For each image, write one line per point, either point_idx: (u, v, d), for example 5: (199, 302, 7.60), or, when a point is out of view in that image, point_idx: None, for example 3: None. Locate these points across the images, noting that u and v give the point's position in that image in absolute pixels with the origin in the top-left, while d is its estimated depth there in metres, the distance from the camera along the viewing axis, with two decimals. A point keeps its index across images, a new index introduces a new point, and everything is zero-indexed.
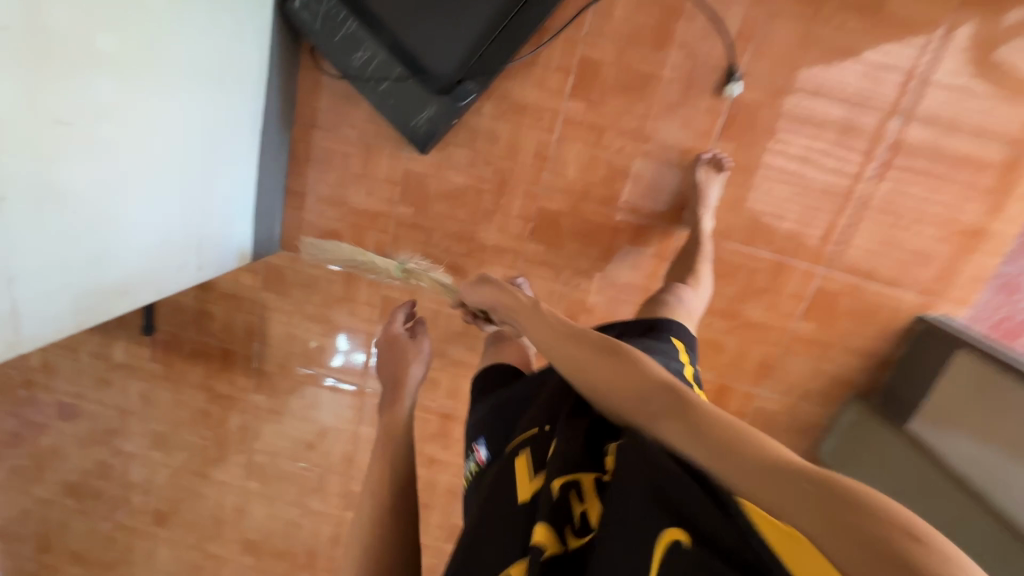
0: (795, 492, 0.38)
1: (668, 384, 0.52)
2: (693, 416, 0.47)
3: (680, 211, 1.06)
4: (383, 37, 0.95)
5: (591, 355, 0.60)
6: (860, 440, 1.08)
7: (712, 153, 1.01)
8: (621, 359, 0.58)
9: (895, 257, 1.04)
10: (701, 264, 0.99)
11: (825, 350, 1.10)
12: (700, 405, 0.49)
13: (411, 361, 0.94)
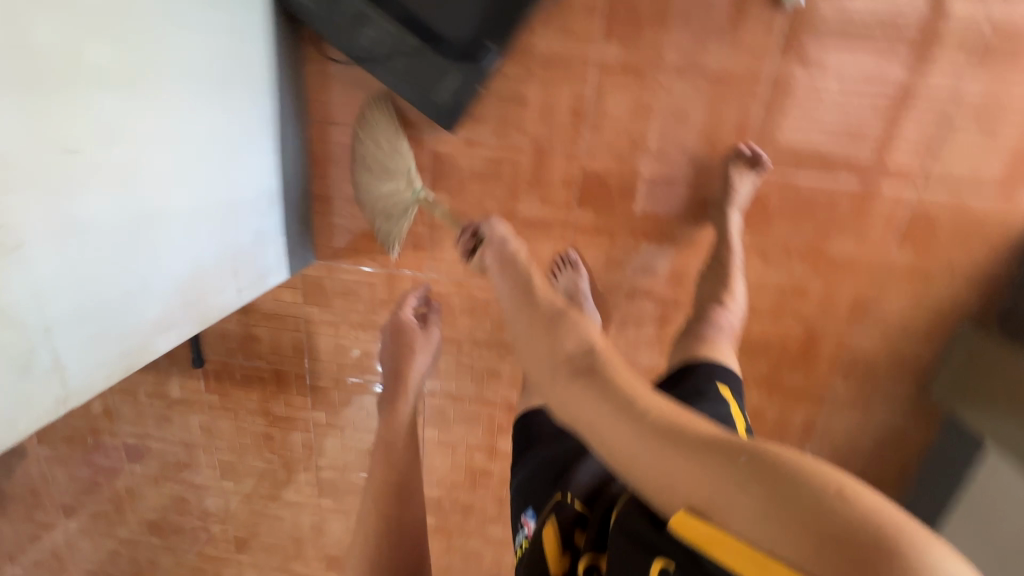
0: (732, 489, 0.43)
1: (610, 386, 0.55)
2: (639, 421, 0.51)
3: (706, 210, 1.00)
4: (390, 9, 0.86)
5: (563, 358, 0.61)
6: (981, 371, 0.97)
7: (751, 149, 0.93)
8: (585, 361, 0.59)
9: (1004, 159, 0.90)
10: (734, 279, 0.96)
11: (925, 277, 0.98)
12: (643, 403, 0.53)
13: (417, 352, 1.06)
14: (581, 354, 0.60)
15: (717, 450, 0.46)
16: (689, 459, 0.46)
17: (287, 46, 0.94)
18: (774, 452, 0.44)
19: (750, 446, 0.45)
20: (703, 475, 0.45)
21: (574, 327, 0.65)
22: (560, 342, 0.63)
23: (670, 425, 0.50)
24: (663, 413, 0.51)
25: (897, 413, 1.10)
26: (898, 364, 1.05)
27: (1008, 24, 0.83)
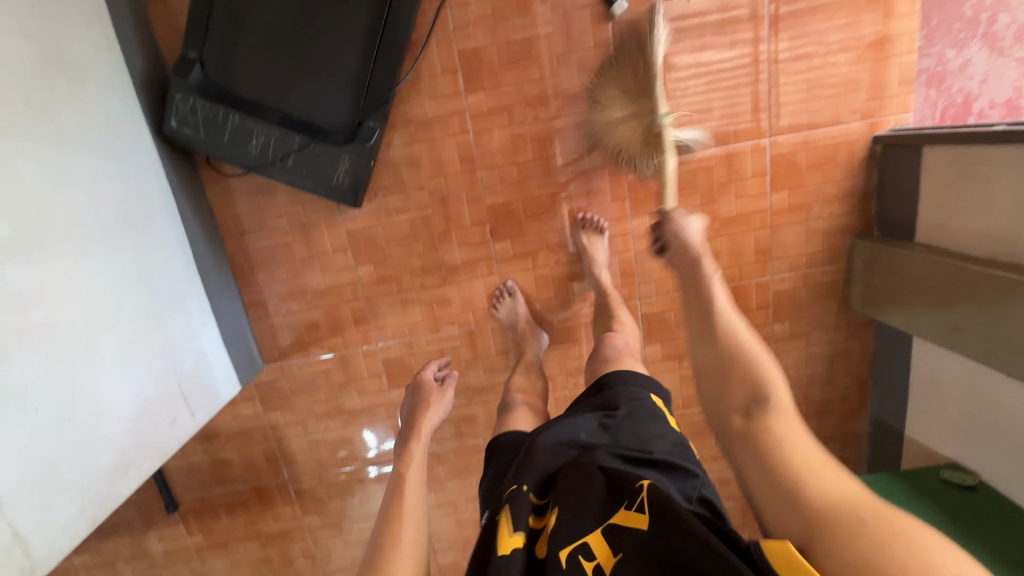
0: (841, 544, 0.46)
1: (763, 432, 0.60)
2: (776, 461, 0.57)
3: (580, 271, 1.12)
4: (269, 117, 0.94)
5: (722, 404, 0.66)
6: (880, 274, 1.06)
7: (589, 217, 1.08)
8: (751, 408, 0.63)
9: (826, 97, 1.05)
10: (619, 311, 1.04)
11: (806, 210, 1.11)
12: (790, 449, 0.57)
13: (429, 409, 1.00)
14: (741, 401, 0.64)
15: (843, 506, 0.49)
16: (814, 506, 0.51)
17: (183, 174, 0.99)
18: (905, 525, 0.45)
19: (881, 513, 0.47)
20: (821, 521, 0.49)
21: (741, 368, 0.67)
22: (726, 386, 0.67)
23: (807, 476, 0.54)
24: (806, 460, 0.56)
25: (832, 333, 1.19)
26: (815, 291, 1.16)
27: None
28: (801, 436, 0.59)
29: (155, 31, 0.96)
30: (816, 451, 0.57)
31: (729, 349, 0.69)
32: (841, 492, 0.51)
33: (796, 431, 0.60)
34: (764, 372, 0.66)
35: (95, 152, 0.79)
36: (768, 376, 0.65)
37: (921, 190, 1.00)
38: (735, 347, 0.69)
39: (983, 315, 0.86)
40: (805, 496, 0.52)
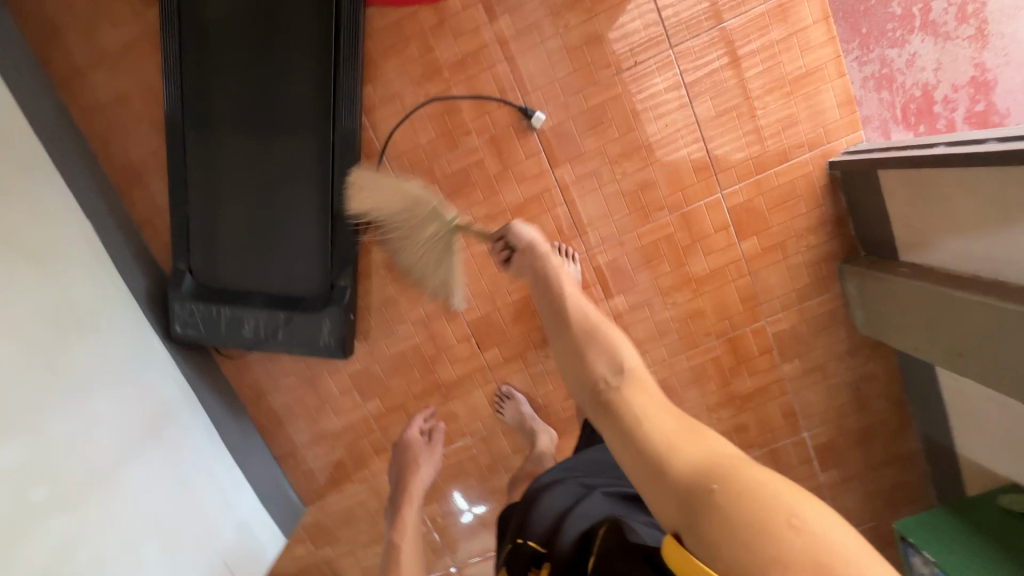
0: (703, 512, 0.48)
1: (620, 413, 0.65)
2: (644, 447, 0.59)
3: None
4: (254, 302, 1.04)
5: (590, 376, 0.73)
6: (874, 299, 1.02)
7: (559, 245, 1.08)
8: (605, 383, 0.70)
9: (767, 140, 1.04)
10: None
11: (780, 250, 1.09)
12: (646, 426, 0.61)
13: (419, 468, 1.12)
14: (605, 372, 0.72)
15: (701, 474, 0.51)
16: (679, 485, 0.52)
17: (196, 364, 1.11)
18: (747, 477, 0.48)
19: (727, 468, 0.50)
20: (688, 496, 0.50)
21: (595, 338, 0.77)
22: (585, 357, 0.75)
23: (668, 453, 0.57)
24: (666, 438, 0.59)
25: (849, 360, 1.14)
26: (816, 323, 1.12)
27: (693, 63, 1.02)
28: (649, 401, 0.65)
29: (151, 249, 1.11)
30: (675, 423, 0.61)
31: (579, 326, 0.80)
32: (696, 458, 0.54)
33: (653, 408, 0.64)
34: (608, 340, 0.76)
35: (117, 383, 0.92)
36: (616, 345, 0.75)
37: (889, 212, 0.96)
38: (584, 329, 0.79)
39: (984, 337, 0.79)
40: (671, 472, 0.54)
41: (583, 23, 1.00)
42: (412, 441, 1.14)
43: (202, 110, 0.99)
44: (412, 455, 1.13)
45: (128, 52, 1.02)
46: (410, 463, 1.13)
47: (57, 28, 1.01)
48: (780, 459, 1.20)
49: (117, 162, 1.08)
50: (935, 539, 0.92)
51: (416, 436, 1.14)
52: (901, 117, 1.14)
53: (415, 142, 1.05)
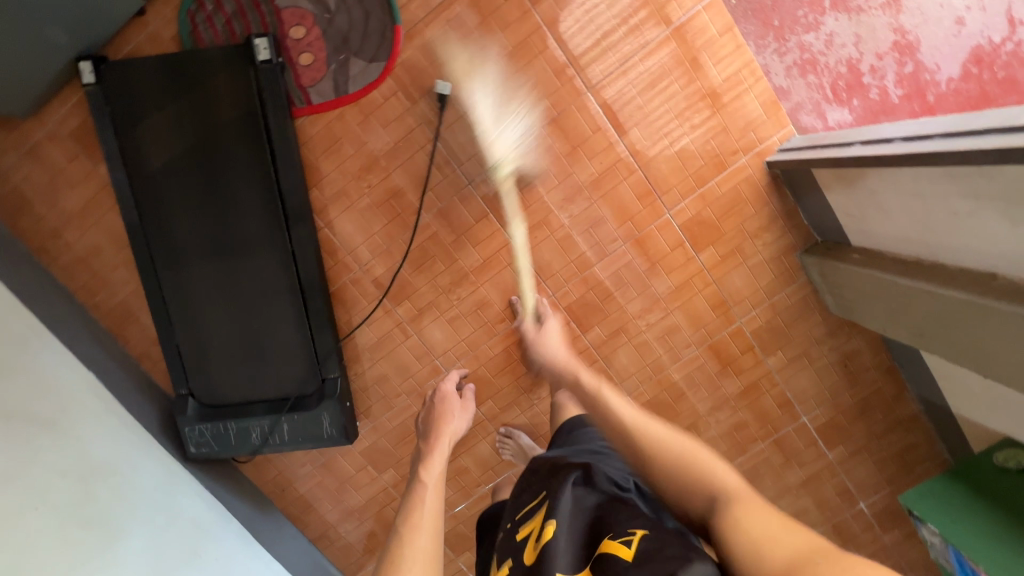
0: None
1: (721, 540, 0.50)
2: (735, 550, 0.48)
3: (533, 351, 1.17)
4: (256, 409, 1.11)
5: (689, 509, 0.56)
6: (836, 285, 1.04)
7: (526, 295, 1.13)
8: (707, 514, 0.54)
9: (701, 155, 1.07)
10: None
11: (738, 253, 1.11)
12: (746, 538, 0.48)
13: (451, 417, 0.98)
14: (702, 502, 0.55)
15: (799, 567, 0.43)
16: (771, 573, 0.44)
17: (218, 475, 1.18)
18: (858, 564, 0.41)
19: (837, 558, 0.42)
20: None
21: (695, 473, 0.56)
22: (682, 486, 0.57)
23: (767, 546, 0.46)
24: (764, 537, 0.47)
25: (831, 341, 1.16)
26: (790, 313, 1.15)
27: (614, 98, 1.05)
28: (755, 511, 0.50)
29: (154, 379, 1.18)
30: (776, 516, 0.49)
31: (665, 456, 0.59)
32: (797, 545, 0.45)
33: (749, 504, 0.51)
34: (702, 466, 0.57)
35: (146, 511, 1.01)
36: (707, 469, 0.56)
37: (830, 203, 0.98)
38: (673, 458, 0.59)
39: (934, 317, 0.81)
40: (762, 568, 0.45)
41: (500, 86, 1.03)
42: (446, 393, 1.06)
43: (167, 248, 1.04)
44: (449, 406, 1.03)
45: (90, 209, 1.09)
46: (439, 415, 1.00)
47: (22, 202, 1.08)
48: (787, 447, 1.23)
49: (104, 308, 1.14)
50: (945, 505, 0.97)
51: (450, 388, 1.07)
52: (832, 97, 1.15)
53: (369, 230, 1.10)
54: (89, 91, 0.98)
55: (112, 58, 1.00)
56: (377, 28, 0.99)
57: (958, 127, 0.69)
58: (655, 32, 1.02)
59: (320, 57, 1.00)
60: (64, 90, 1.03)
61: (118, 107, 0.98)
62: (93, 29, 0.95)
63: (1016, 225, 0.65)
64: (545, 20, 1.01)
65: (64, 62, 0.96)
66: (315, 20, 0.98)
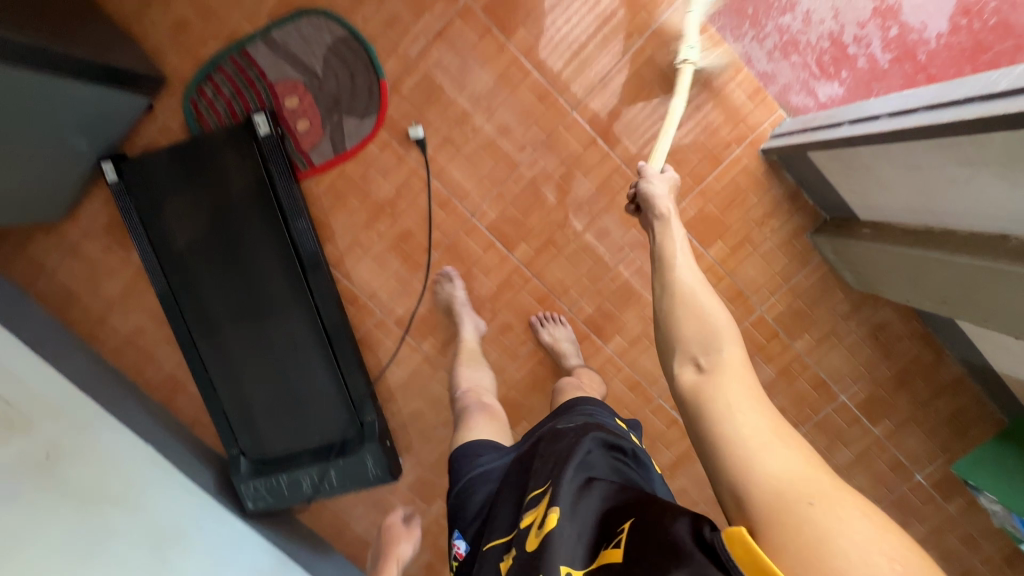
0: (783, 516, 0.43)
1: (704, 398, 0.56)
2: (725, 432, 0.51)
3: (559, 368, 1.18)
4: (303, 460, 1.15)
5: (674, 366, 0.63)
6: (851, 258, 1.03)
7: (543, 314, 1.15)
8: (697, 362, 0.60)
9: (695, 152, 1.08)
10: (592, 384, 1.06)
11: (747, 243, 1.11)
12: (734, 418, 0.52)
13: (401, 540, 1.13)
14: (690, 359, 0.61)
15: (790, 487, 0.45)
16: (766, 479, 0.46)
17: (278, 525, 1.24)
18: (848, 509, 0.42)
19: (830, 502, 0.43)
20: (766, 511, 0.44)
21: (686, 326, 0.63)
22: (677, 344, 0.63)
23: (757, 455, 0.48)
24: (754, 432, 0.50)
25: (857, 316, 1.14)
26: (811, 295, 1.14)
27: (600, 112, 1.07)
28: (746, 394, 0.55)
29: (206, 442, 1.25)
30: (763, 415, 0.52)
31: (681, 299, 0.66)
32: (784, 470, 0.47)
33: (734, 387, 0.56)
34: (708, 318, 0.63)
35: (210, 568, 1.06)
36: (712, 321, 0.63)
37: (832, 182, 0.98)
38: (687, 305, 0.65)
39: (953, 282, 0.79)
40: (752, 473, 0.47)
41: (489, 119, 1.06)
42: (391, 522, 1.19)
43: (200, 320, 1.10)
44: (391, 534, 1.15)
45: (129, 294, 1.17)
46: (390, 539, 1.14)
47: (69, 296, 1.17)
48: (830, 428, 1.20)
49: (154, 382, 1.22)
50: (999, 473, 0.94)
51: (396, 518, 1.20)
52: (820, 73, 1.15)
53: (385, 273, 1.14)
54: (113, 188, 1.06)
55: (130, 155, 1.08)
56: (364, 86, 1.04)
57: (942, 97, 0.70)
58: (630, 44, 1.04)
59: (315, 121, 1.06)
60: (93, 189, 1.12)
61: (141, 199, 1.06)
62: (109, 132, 1.03)
63: (1014, 187, 0.65)
64: (521, 49, 1.04)
65: (88, 165, 1.05)
66: (306, 88, 1.04)
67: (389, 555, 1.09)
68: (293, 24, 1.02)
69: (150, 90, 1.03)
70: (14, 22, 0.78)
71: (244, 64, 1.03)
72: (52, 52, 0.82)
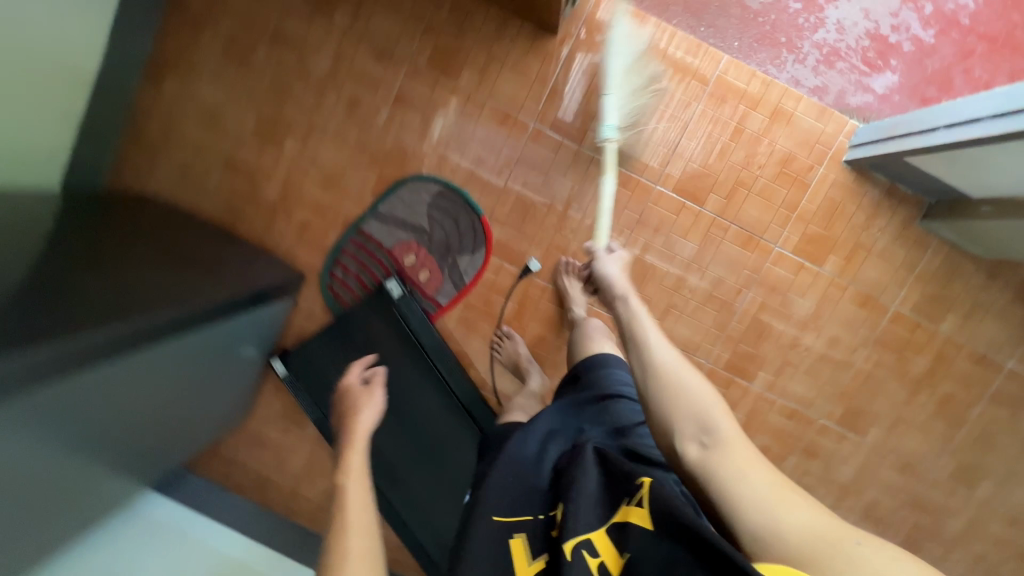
0: (828, 559, 0.53)
1: (713, 469, 0.63)
2: (747, 498, 0.59)
3: None
4: None
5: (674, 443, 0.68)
6: (976, 234, 1.04)
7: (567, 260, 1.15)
8: (698, 438, 0.66)
9: (781, 185, 1.13)
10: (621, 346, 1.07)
11: (860, 249, 1.13)
12: (747, 480, 0.61)
13: (362, 411, 0.94)
14: (692, 435, 0.67)
15: (827, 539, 0.55)
16: (801, 532, 0.56)
17: None
18: (877, 549, 0.53)
19: (867, 541, 0.54)
20: (811, 556, 0.54)
21: (678, 401, 0.70)
22: (671, 424, 0.69)
23: (781, 506, 0.58)
24: (772, 488, 0.60)
25: (997, 282, 1.13)
26: (942, 277, 1.13)
27: (680, 178, 1.13)
28: (746, 456, 0.63)
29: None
30: (771, 478, 0.61)
31: (659, 380, 0.73)
32: (811, 523, 0.56)
33: (739, 452, 0.64)
34: (683, 389, 0.71)
35: None
36: (690, 395, 0.70)
37: (932, 172, 1.01)
38: (665, 386, 0.72)
39: None
40: (785, 531, 0.56)
41: (583, 217, 1.15)
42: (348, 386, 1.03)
43: (383, 474, 1.17)
44: (352, 403, 0.97)
45: (312, 464, 1.29)
46: (348, 410, 0.96)
47: (263, 481, 1.31)
48: (1005, 398, 1.17)
49: None
50: None
51: (353, 382, 1.04)
52: (869, 69, 1.19)
53: None
54: (285, 378, 1.20)
55: (288, 347, 1.23)
56: (468, 226, 1.16)
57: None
58: (689, 111, 1.12)
59: (434, 268, 1.17)
60: (264, 383, 1.27)
61: (309, 382, 1.19)
62: (271, 332, 1.18)
63: None
64: (594, 149, 1.13)
65: (258, 366, 1.19)
66: (419, 244, 1.17)
67: (353, 430, 0.89)
68: (395, 195, 1.16)
69: (295, 288, 1.18)
70: (187, 286, 0.92)
71: (363, 240, 1.18)
72: (241, 296, 0.99)
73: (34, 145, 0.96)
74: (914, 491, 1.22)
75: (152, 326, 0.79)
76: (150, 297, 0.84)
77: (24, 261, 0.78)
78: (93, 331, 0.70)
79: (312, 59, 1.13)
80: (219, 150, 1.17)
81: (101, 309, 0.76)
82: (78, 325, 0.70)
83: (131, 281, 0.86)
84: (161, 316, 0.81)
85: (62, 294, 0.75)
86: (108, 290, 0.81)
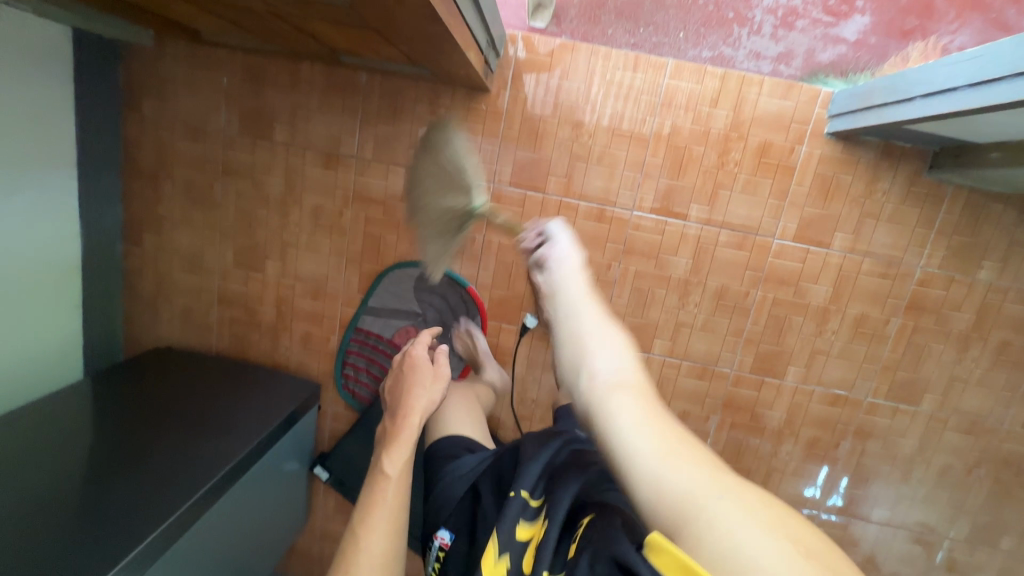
0: (694, 514, 0.49)
1: (602, 416, 0.61)
2: (631, 455, 0.56)
3: (755, 421, 1.17)
4: None
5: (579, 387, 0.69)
6: (991, 178, 0.95)
7: None
8: (595, 385, 0.66)
9: (764, 176, 1.05)
10: None
11: (867, 218, 1.05)
12: (630, 432, 0.58)
13: (416, 388, 0.88)
14: (596, 374, 0.67)
15: (692, 504, 0.50)
16: (671, 501, 0.51)
17: None
18: (745, 503, 0.49)
19: (732, 496, 0.50)
20: (674, 514, 0.50)
21: (584, 356, 0.71)
22: (577, 374, 0.70)
23: (658, 468, 0.54)
24: (659, 443, 0.56)
25: None
26: (966, 224, 1.04)
27: (656, 196, 1.08)
28: (643, 406, 0.61)
29: None
30: (657, 427, 0.58)
31: (572, 340, 0.74)
32: (684, 482, 0.52)
33: (630, 401, 0.62)
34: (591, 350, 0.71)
35: None
36: (595, 354, 0.70)
37: (924, 130, 0.92)
38: (576, 347, 0.73)
39: None
40: (660, 489, 0.52)
41: None
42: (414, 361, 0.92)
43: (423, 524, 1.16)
44: (410, 377, 0.90)
45: None
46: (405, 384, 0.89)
47: None
48: None
49: None
50: None
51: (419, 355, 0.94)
52: (834, 19, 1.07)
53: None
54: (330, 482, 1.26)
55: (326, 450, 1.29)
56: (457, 298, 1.16)
57: (988, 75, 0.66)
58: (647, 127, 1.05)
59: None
60: (315, 485, 1.33)
61: (352, 480, 1.24)
62: (306, 446, 1.22)
63: None
64: (560, 191, 1.10)
65: (303, 476, 1.25)
66: (416, 327, 1.18)
67: (406, 409, 0.84)
68: (380, 288, 1.17)
69: (315, 399, 1.21)
70: (217, 445, 0.96)
71: (363, 337, 1.20)
72: (267, 436, 1.03)
73: (50, 346, 1.05)
74: (988, 447, 1.15)
75: (190, 508, 0.83)
76: (171, 485, 0.86)
77: (51, 486, 0.81)
78: (119, 558, 0.72)
79: (267, 180, 1.14)
80: (209, 287, 1.21)
81: (130, 522, 0.78)
82: (114, 544, 0.74)
83: (154, 470, 0.87)
84: (184, 506, 0.82)
85: (89, 514, 0.78)
86: (131, 492, 0.83)
